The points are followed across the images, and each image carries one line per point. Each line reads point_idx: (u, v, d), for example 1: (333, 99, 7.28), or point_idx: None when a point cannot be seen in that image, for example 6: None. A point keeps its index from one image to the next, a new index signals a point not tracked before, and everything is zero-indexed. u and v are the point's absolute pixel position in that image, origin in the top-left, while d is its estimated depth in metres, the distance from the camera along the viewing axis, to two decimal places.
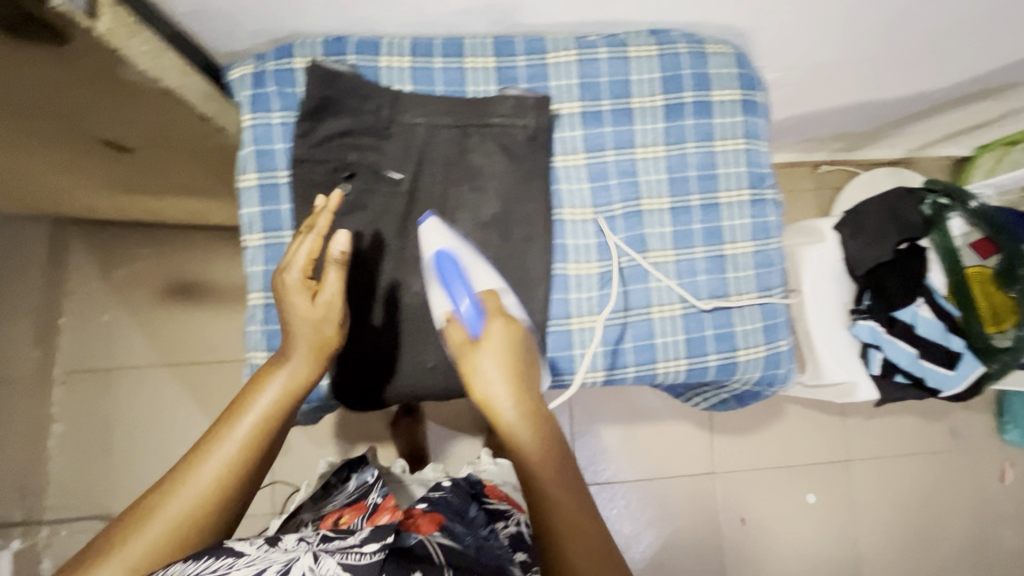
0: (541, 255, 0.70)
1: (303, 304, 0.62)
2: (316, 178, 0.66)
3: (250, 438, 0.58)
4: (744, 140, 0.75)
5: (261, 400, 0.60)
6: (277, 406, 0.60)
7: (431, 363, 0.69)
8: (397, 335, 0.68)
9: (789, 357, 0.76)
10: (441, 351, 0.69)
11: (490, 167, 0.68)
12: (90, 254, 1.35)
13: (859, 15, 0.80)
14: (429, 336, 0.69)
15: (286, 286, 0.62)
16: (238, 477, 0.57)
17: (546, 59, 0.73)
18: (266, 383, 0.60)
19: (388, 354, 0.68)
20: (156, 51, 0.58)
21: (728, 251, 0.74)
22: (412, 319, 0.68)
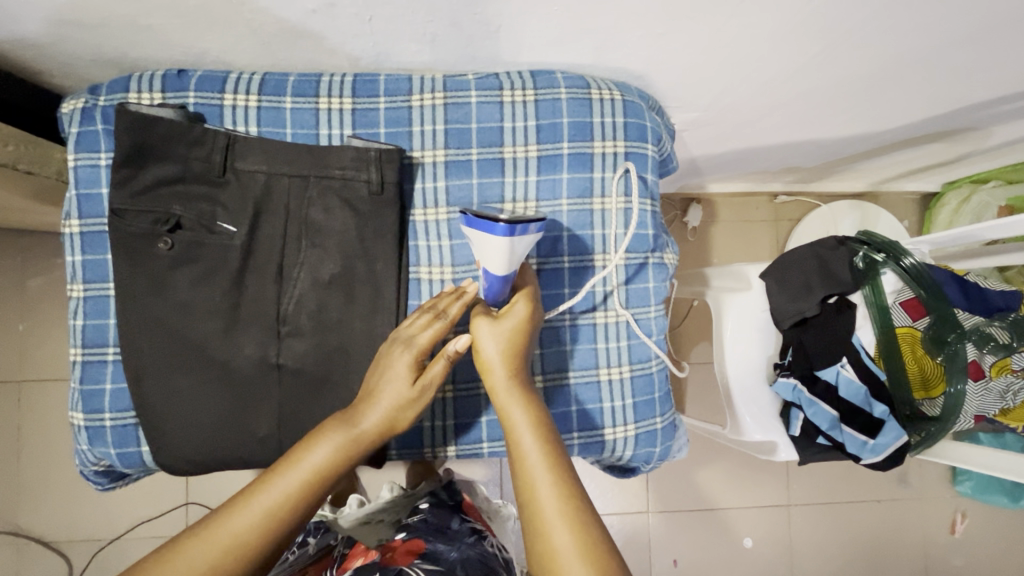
0: (389, 318, 0.64)
1: (402, 377, 0.58)
2: (133, 230, 0.61)
3: (293, 495, 0.54)
4: (625, 198, 0.69)
5: (313, 458, 0.55)
6: (332, 465, 0.56)
7: (257, 436, 0.63)
8: (223, 404, 0.63)
9: (666, 435, 0.71)
10: (270, 421, 0.63)
11: (333, 224, 0.63)
12: (3, 263, 1.30)
13: (767, 57, 0.73)
14: (258, 404, 0.63)
15: (388, 356, 0.59)
16: (269, 533, 0.52)
17: (409, 102, 0.67)
18: (323, 441, 0.56)
19: (210, 425, 0.63)
20: None
21: (599, 320, 0.68)
22: (240, 386, 0.63)
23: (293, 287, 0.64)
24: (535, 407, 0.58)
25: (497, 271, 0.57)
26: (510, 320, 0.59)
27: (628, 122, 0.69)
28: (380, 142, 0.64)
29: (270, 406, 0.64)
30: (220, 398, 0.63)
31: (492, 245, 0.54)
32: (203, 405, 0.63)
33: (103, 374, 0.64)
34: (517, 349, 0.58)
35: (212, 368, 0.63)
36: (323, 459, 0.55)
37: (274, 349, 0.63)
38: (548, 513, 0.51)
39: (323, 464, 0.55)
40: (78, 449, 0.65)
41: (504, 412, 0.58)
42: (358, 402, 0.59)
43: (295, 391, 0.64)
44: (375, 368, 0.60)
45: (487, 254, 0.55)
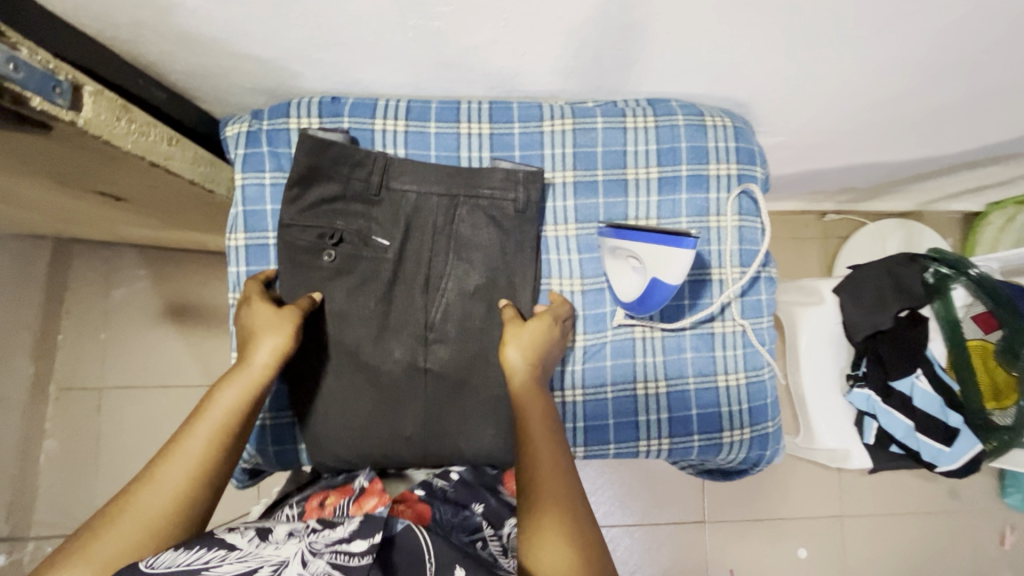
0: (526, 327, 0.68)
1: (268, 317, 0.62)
2: (301, 244, 0.66)
3: (215, 434, 0.54)
4: (739, 217, 0.74)
5: (222, 400, 0.56)
6: (241, 402, 0.56)
7: (404, 435, 0.67)
8: (373, 404, 0.67)
9: (776, 438, 0.75)
10: (416, 421, 0.67)
11: (477, 238, 0.69)
12: (89, 275, 1.36)
13: (863, 86, 0.79)
14: (405, 405, 0.67)
15: (254, 315, 0.63)
16: (205, 473, 0.52)
17: (540, 128, 0.73)
18: (224, 386, 0.57)
19: (361, 425, 0.67)
20: (189, 158, 0.66)
21: (717, 329, 0.73)
22: (388, 388, 0.67)
23: (438, 296, 0.68)
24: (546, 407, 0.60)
25: (673, 280, 0.61)
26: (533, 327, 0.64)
27: (739, 146, 0.74)
28: (521, 165, 0.70)
29: (417, 408, 0.67)
30: (371, 399, 0.67)
31: (672, 255, 0.60)
32: (356, 405, 0.67)
33: None
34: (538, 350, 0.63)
35: (364, 370, 0.67)
36: (230, 402, 0.56)
37: (421, 354, 0.68)
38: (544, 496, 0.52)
39: (231, 404, 0.56)
40: None
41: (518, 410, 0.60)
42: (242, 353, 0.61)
43: (439, 394, 0.68)
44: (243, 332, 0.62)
45: (665, 264, 0.60)
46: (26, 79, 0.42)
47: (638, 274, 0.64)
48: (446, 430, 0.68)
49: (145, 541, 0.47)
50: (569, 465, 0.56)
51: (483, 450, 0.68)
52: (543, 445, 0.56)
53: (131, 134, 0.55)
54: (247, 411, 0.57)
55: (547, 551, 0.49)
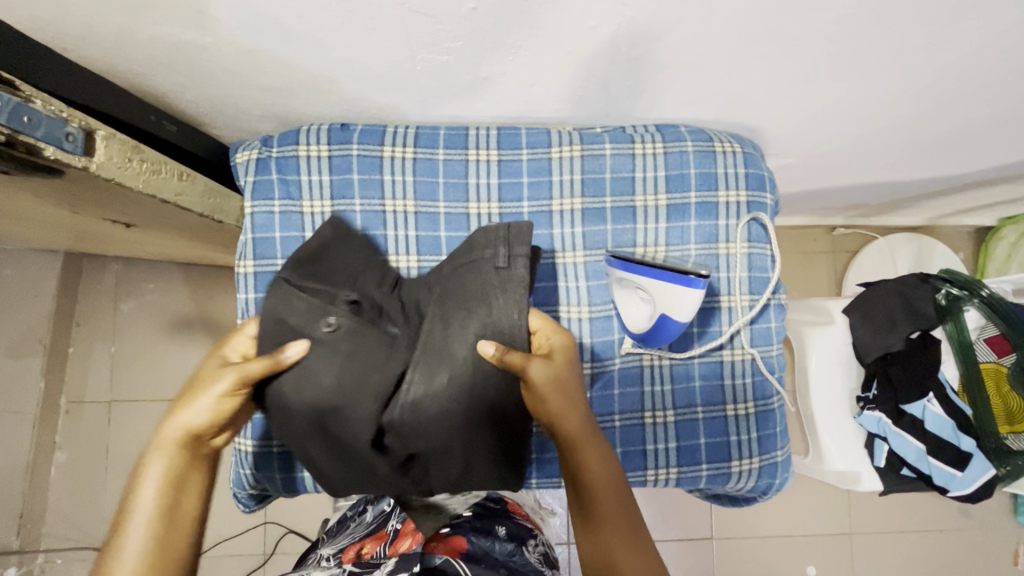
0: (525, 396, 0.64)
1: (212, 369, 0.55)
2: (297, 310, 0.56)
3: (155, 508, 0.51)
4: (748, 244, 0.73)
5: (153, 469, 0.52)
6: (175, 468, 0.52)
7: (394, 477, 0.59)
8: (347, 476, 0.59)
9: (786, 467, 0.74)
10: (407, 474, 0.59)
11: (499, 305, 0.56)
12: (101, 288, 1.38)
13: (873, 109, 0.78)
14: (389, 457, 0.57)
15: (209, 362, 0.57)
16: (151, 556, 0.50)
17: (548, 154, 0.73)
18: (158, 451, 0.52)
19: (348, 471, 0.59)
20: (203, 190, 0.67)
21: (726, 358, 0.72)
22: (362, 449, 0.56)
23: (408, 378, 0.54)
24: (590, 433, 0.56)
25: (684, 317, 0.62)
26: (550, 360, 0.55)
27: (748, 172, 0.74)
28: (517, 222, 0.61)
29: (398, 459, 0.57)
30: (347, 454, 0.57)
31: (685, 295, 0.61)
32: (327, 457, 0.57)
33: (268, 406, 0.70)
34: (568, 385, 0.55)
35: (339, 442, 0.56)
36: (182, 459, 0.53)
37: (399, 430, 0.54)
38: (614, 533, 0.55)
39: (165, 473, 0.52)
40: (239, 472, 0.72)
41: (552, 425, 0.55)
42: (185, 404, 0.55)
43: (428, 450, 0.56)
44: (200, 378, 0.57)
45: (677, 303, 0.61)
46: (36, 128, 0.43)
47: (648, 306, 0.64)
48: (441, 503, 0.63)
49: None
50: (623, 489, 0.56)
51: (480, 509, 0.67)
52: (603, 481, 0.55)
53: (142, 174, 0.55)
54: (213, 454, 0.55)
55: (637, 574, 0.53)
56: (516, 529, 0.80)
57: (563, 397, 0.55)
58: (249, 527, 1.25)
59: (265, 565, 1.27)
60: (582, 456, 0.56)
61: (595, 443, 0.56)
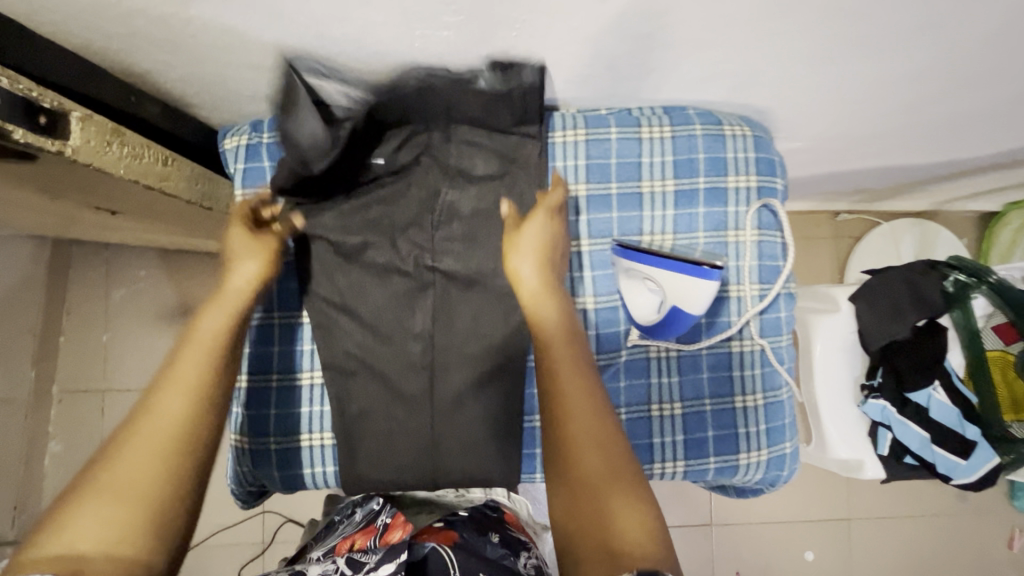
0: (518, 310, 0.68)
1: (241, 238, 0.62)
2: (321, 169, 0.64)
3: (197, 380, 0.54)
4: (759, 231, 0.71)
5: (202, 336, 0.57)
6: (224, 334, 0.57)
7: (412, 400, 0.68)
8: (369, 320, 0.68)
9: (794, 459, 0.73)
10: (421, 384, 0.68)
11: (495, 158, 0.69)
12: (91, 276, 1.35)
13: (886, 92, 0.76)
14: (416, 365, 0.68)
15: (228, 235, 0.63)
16: (189, 425, 0.51)
17: (551, 139, 0.70)
18: (202, 320, 0.58)
19: (379, 399, 0.68)
20: (186, 175, 0.64)
21: (734, 349, 0.70)
22: (396, 330, 0.68)
23: (443, 201, 0.68)
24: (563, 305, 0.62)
25: (695, 310, 0.62)
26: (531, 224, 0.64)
27: (758, 157, 0.71)
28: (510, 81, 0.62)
29: (419, 360, 0.68)
30: (378, 345, 0.68)
31: (700, 286, 0.61)
32: (360, 344, 0.68)
33: (267, 401, 0.69)
34: (542, 252, 0.63)
35: (380, 286, 0.68)
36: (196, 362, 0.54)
37: (428, 264, 0.68)
38: (573, 400, 0.55)
39: (213, 337, 0.57)
40: (237, 470, 0.70)
41: (533, 315, 0.61)
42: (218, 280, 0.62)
43: (448, 353, 0.68)
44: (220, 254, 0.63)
45: (691, 295, 0.61)
46: (4, 109, 0.40)
47: (655, 296, 0.63)
48: (439, 425, 0.68)
49: (151, 489, 0.47)
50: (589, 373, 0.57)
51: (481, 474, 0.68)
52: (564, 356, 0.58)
53: (123, 158, 0.52)
54: (228, 347, 0.57)
55: (590, 457, 0.51)
56: (511, 537, 0.75)
57: (542, 286, 0.62)
58: (248, 517, 1.24)
59: (264, 554, 1.26)
60: (554, 355, 0.58)
61: (566, 342, 0.59)
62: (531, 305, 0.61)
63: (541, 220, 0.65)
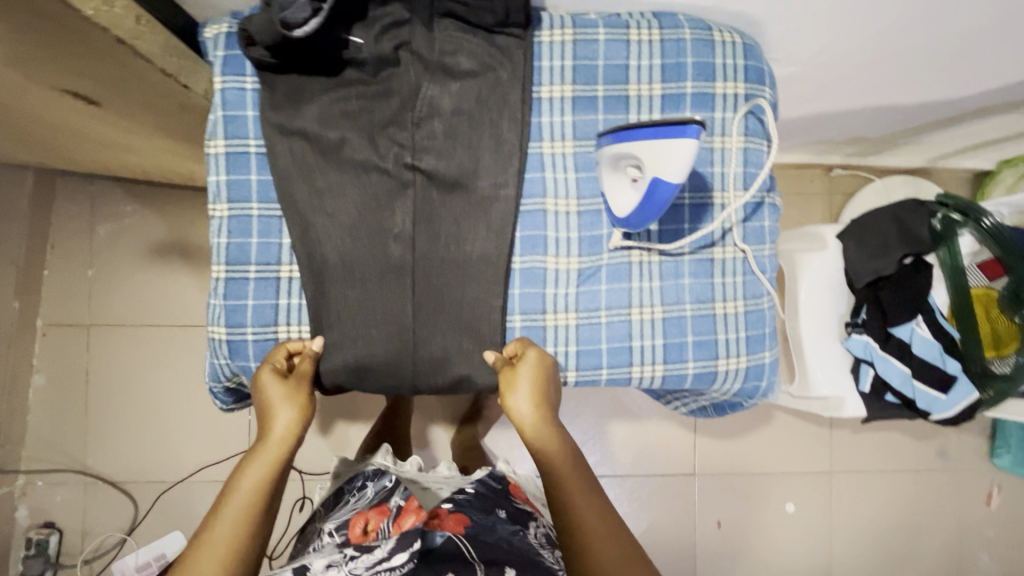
0: (504, 213, 0.67)
1: (276, 385, 0.64)
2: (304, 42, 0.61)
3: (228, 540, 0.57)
4: (745, 138, 0.70)
5: (244, 486, 0.60)
6: (262, 486, 0.61)
7: (391, 304, 0.66)
8: (348, 222, 0.65)
9: (772, 370, 0.73)
10: (401, 289, 0.66)
11: (482, 56, 0.65)
12: (76, 211, 1.33)
13: (882, 7, 0.74)
14: (395, 268, 0.66)
15: (264, 377, 0.64)
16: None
17: (538, 37, 0.69)
18: (246, 469, 0.61)
19: (357, 305, 0.65)
20: (166, 45, 0.61)
21: (717, 255, 0.70)
22: (375, 232, 0.65)
23: (426, 94, 0.65)
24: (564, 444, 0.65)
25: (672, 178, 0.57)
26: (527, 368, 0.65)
27: (747, 64, 0.71)
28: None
29: (399, 262, 0.66)
30: (357, 246, 0.65)
31: (675, 148, 0.56)
32: (339, 247, 0.65)
33: (245, 291, 0.67)
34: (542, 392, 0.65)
35: (357, 183, 0.65)
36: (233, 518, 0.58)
37: (409, 163, 0.65)
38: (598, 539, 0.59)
39: (257, 487, 0.61)
40: (214, 364, 0.69)
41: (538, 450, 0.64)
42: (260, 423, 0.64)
43: (429, 259, 0.66)
44: (258, 404, 0.65)
45: (665, 157, 0.56)
46: None
47: (635, 187, 0.61)
48: (418, 325, 0.66)
49: None
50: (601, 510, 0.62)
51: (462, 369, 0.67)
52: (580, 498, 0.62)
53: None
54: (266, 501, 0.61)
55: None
56: (516, 511, 0.79)
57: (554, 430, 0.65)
58: None
59: None
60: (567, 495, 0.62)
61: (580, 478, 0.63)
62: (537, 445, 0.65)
63: (530, 373, 0.65)
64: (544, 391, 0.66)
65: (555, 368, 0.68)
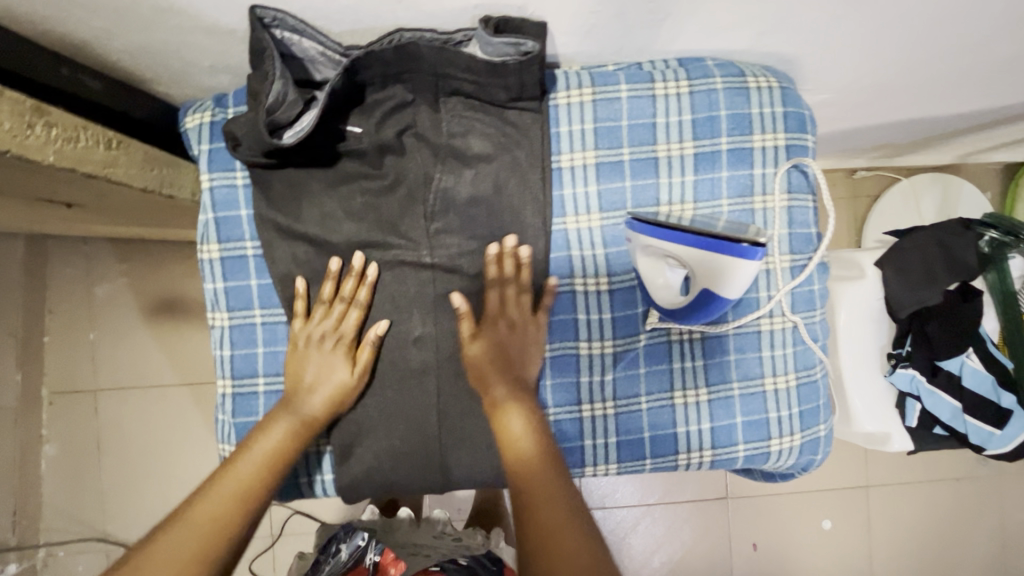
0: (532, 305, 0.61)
1: (329, 358, 0.59)
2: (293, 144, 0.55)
3: (231, 497, 0.54)
4: (788, 196, 0.64)
5: (264, 444, 0.57)
6: (283, 449, 0.57)
7: (415, 408, 0.61)
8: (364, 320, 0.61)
9: (828, 441, 0.67)
10: (426, 393, 0.61)
11: (493, 134, 0.59)
12: (70, 272, 1.25)
13: (936, 33, 0.67)
14: (418, 373, 0.61)
15: (308, 337, 0.59)
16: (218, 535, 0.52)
17: (554, 101, 0.62)
18: (271, 426, 0.58)
19: (380, 413, 0.61)
20: (139, 160, 0.56)
21: (764, 327, 0.64)
22: (392, 335, 0.61)
23: (437, 182, 0.59)
24: (529, 416, 0.59)
25: (727, 294, 0.55)
26: (486, 329, 0.60)
27: (787, 112, 0.64)
28: (506, 54, 0.53)
29: (422, 366, 0.61)
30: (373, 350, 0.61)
31: (738, 269, 0.53)
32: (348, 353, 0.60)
33: (255, 406, 0.62)
34: (502, 357, 0.60)
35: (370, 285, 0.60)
36: (250, 477, 0.55)
37: (424, 260, 0.60)
38: (547, 514, 0.53)
39: (277, 448, 0.57)
40: None
41: (499, 421, 0.58)
42: (293, 388, 0.59)
43: (453, 359, 0.61)
44: (294, 368, 0.59)
45: (724, 276, 0.53)
46: None
47: (676, 276, 0.58)
48: (445, 431, 0.61)
49: None
50: (561, 487, 0.55)
51: (496, 471, 0.62)
52: (536, 467, 0.56)
53: (53, 141, 0.45)
54: (278, 473, 0.57)
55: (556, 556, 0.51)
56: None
57: (516, 398, 0.59)
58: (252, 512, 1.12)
59: (275, 547, 1.15)
60: (519, 470, 0.56)
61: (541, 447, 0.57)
62: (496, 409, 0.59)
63: (491, 333, 0.60)
64: (507, 352, 0.60)
65: (532, 328, 0.61)
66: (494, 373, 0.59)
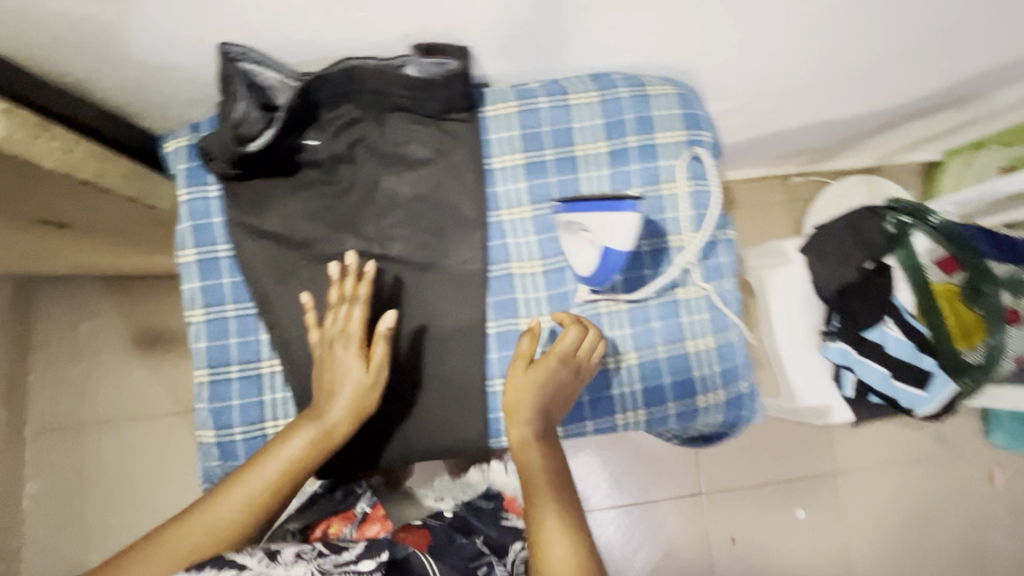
0: (475, 287, 0.69)
1: (353, 364, 0.62)
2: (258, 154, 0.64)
3: (250, 499, 0.58)
4: (692, 182, 0.74)
5: (288, 449, 0.61)
6: (306, 456, 0.61)
7: None
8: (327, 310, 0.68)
9: (752, 397, 0.75)
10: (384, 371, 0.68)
11: (432, 142, 0.69)
12: (55, 312, 1.30)
13: (804, 44, 0.79)
14: None
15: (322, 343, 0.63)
16: (232, 531, 0.57)
17: (484, 113, 0.73)
18: (294, 433, 0.61)
19: None
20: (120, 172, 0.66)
21: (680, 295, 0.73)
22: None
23: (386, 184, 0.69)
24: (554, 458, 0.62)
25: (620, 246, 0.62)
26: (540, 368, 0.63)
27: (684, 112, 0.75)
28: (435, 70, 0.63)
29: None
30: None
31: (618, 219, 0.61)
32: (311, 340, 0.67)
33: (229, 393, 0.68)
34: (547, 401, 0.63)
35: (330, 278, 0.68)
36: (270, 479, 0.59)
37: (377, 253, 0.68)
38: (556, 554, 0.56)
39: (299, 454, 0.61)
40: (206, 466, 0.69)
41: (522, 459, 0.62)
42: (321, 393, 0.62)
43: (407, 339, 0.68)
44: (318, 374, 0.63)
45: (614, 232, 0.61)
46: None
47: (592, 249, 0.65)
48: (403, 405, 0.68)
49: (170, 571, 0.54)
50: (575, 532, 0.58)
51: (450, 438, 0.69)
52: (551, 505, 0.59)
53: (52, 151, 0.56)
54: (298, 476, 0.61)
55: None
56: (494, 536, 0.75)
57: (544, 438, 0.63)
58: None
59: None
60: (536, 506, 0.59)
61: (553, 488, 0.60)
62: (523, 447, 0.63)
63: (541, 371, 0.63)
64: (555, 396, 0.64)
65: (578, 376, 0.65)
66: (532, 410, 0.63)
